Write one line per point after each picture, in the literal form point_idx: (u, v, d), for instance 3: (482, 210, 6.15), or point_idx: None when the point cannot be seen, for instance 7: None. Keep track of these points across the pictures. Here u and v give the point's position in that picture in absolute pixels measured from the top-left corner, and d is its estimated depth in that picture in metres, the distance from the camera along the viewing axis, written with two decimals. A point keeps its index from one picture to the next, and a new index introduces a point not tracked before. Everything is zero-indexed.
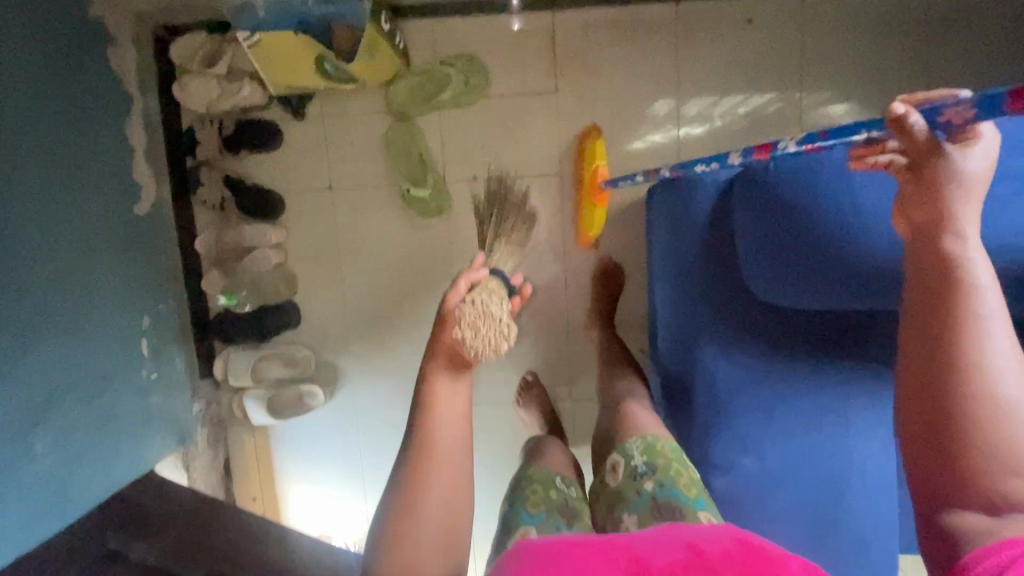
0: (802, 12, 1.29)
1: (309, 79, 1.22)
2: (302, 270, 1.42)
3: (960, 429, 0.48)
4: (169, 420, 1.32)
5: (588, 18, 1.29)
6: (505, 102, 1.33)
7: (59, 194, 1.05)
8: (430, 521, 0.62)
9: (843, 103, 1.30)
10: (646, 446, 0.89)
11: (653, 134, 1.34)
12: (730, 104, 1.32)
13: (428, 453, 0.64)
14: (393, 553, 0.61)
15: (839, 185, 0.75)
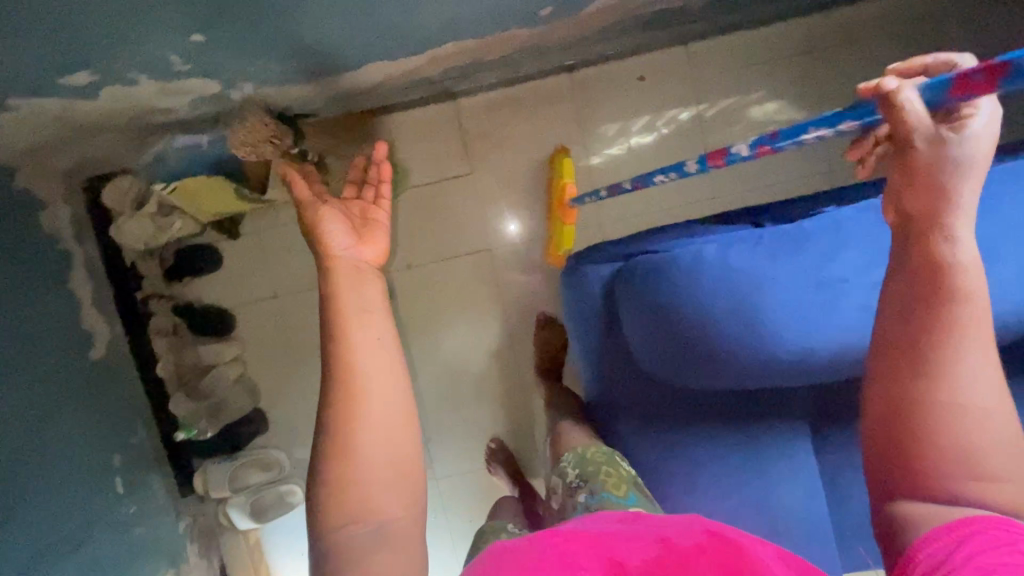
0: (688, 63, 1.37)
1: (240, 206, 1.32)
2: (262, 377, 1.48)
3: (927, 437, 0.57)
4: (158, 547, 1.35)
5: (489, 100, 1.36)
6: (425, 191, 1.40)
7: (21, 364, 1.08)
8: (371, 479, 0.61)
9: (774, 103, 1.38)
10: (579, 458, 0.95)
11: (608, 148, 1.39)
12: (671, 114, 1.38)
13: (356, 387, 0.63)
14: (346, 494, 0.60)
15: (715, 274, 0.74)
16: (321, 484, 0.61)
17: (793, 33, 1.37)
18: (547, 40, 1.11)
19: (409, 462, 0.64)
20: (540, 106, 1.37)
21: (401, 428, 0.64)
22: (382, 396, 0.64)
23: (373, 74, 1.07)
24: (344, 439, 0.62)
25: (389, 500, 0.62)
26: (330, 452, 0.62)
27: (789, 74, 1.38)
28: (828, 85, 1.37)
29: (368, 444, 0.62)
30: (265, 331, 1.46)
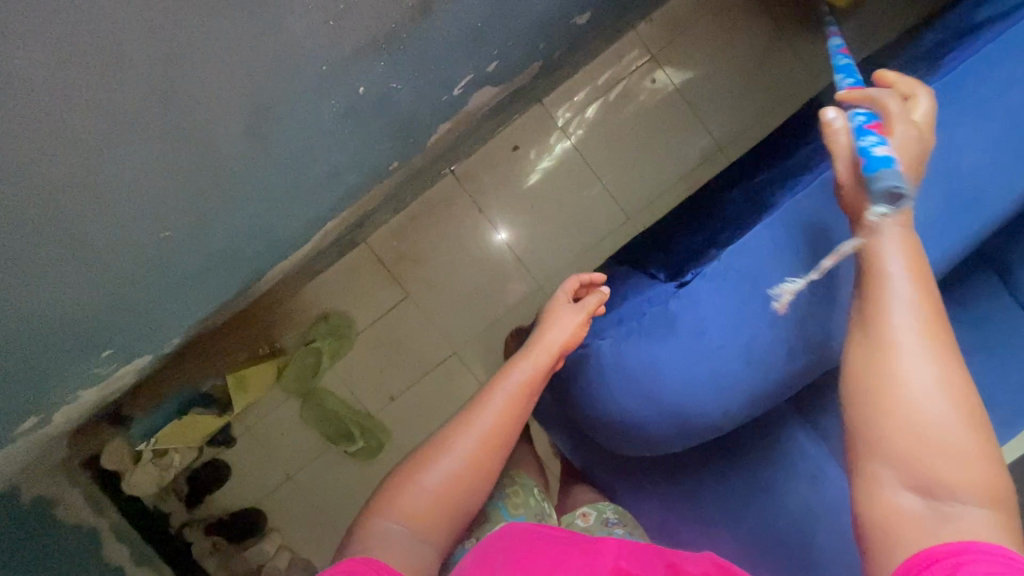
0: (549, 114, 1.45)
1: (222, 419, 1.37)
2: (312, 552, 1.54)
3: (894, 420, 0.63)
4: None
5: (393, 228, 1.45)
6: (375, 329, 1.47)
7: None
8: (435, 495, 0.73)
9: (662, 70, 1.46)
10: (615, 504, 0.99)
11: (540, 161, 1.46)
12: (578, 113, 1.46)
13: (469, 421, 0.78)
14: (408, 483, 0.74)
15: (622, 373, 0.76)
16: (397, 479, 0.75)
17: (629, 48, 1.45)
18: (414, 170, 1.19)
19: (469, 494, 0.75)
20: (440, 213, 1.46)
21: (472, 479, 0.75)
22: (477, 439, 0.77)
23: (279, 271, 1.16)
24: (434, 456, 0.76)
25: (437, 515, 0.73)
26: (423, 454, 0.77)
27: (643, 83, 1.46)
28: (684, 71, 1.46)
29: (447, 473, 0.75)
30: (296, 509, 1.53)
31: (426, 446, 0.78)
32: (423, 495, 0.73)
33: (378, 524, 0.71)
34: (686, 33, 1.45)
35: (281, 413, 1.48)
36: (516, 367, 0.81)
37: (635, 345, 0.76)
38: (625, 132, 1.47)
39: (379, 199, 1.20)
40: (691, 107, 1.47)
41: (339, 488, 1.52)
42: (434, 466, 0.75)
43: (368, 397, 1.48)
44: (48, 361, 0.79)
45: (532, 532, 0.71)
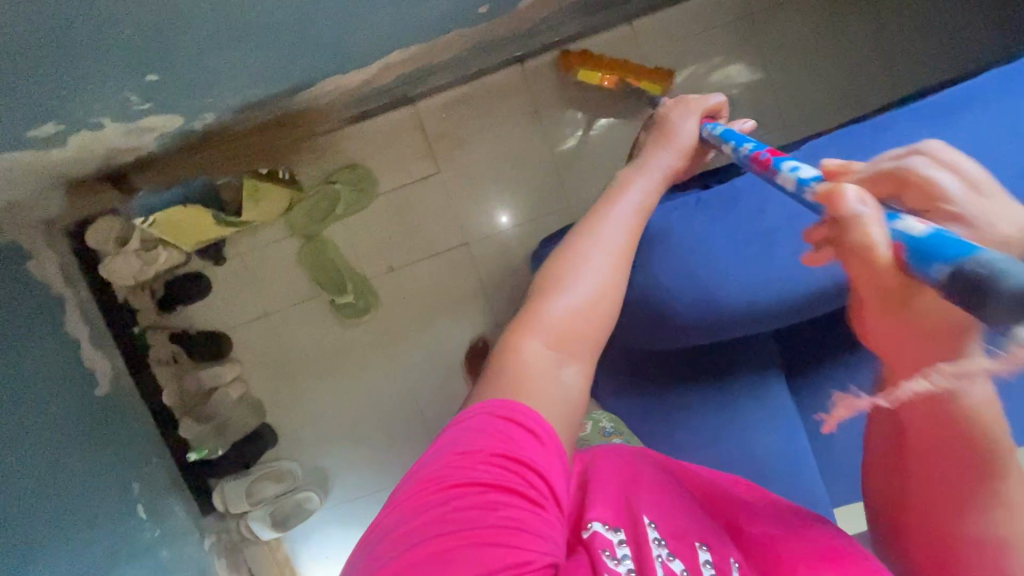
0: (630, 39, 1.42)
1: (218, 230, 1.31)
2: (266, 394, 1.53)
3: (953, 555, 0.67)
4: (187, 566, 1.40)
5: (446, 100, 1.41)
6: (396, 195, 1.44)
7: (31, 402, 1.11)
8: (582, 308, 0.72)
9: (736, 67, 1.45)
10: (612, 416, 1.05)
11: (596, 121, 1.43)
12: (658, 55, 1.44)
13: (599, 232, 0.80)
14: (534, 303, 0.72)
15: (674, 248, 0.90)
16: (532, 305, 0.72)
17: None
18: (492, 37, 1.16)
19: (607, 307, 0.74)
20: (495, 102, 1.42)
21: (616, 287, 0.75)
22: (613, 243, 0.79)
23: (333, 88, 1.12)
24: (574, 269, 0.75)
25: (584, 332, 0.71)
26: (557, 275, 0.75)
27: (732, 40, 1.44)
28: (769, 44, 1.45)
29: (592, 275, 0.75)
30: (262, 349, 1.51)
31: (555, 267, 0.77)
32: (569, 312, 0.72)
33: (528, 352, 0.67)
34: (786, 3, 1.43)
35: (278, 248, 1.44)
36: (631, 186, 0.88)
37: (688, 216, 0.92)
38: (694, 82, 1.45)
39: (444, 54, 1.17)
40: (766, 81, 1.46)
41: (312, 338, 1.50)
42: (577, 282, 0.74)
43: (368, 260, 1.46)
44: (93, 75, 0.74)
45: (624, 465, 0.85)
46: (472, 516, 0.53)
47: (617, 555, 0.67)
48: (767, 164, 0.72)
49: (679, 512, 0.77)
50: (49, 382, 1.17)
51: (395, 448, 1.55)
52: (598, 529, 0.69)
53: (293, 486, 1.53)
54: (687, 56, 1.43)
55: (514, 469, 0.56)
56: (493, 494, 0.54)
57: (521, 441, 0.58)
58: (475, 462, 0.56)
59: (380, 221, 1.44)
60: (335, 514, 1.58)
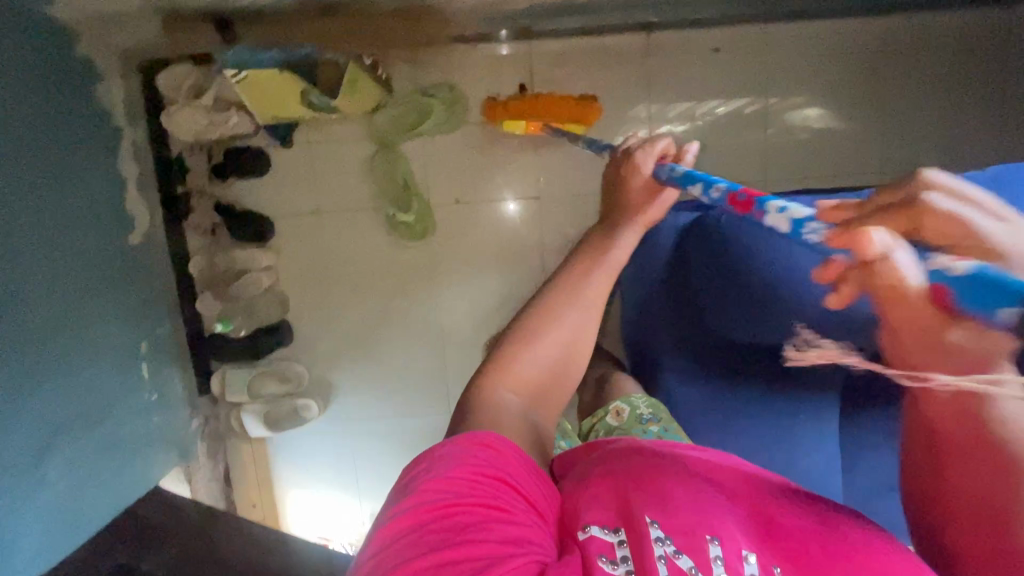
0: (766, 37, 1.35)
1: (302, 111, 1.27)
2: (293, 292, 1.47)
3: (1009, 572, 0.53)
4: (170, 439, 1.36)
5: (562, 47, 1.34)
6: (483, 128, 1.37)
7: (59, 225, 1.05)
8: (554, 356, 0.78)
9: (815, 110, 1.38)
10: (651, 401, 1.02)
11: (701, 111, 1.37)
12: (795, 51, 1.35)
13: (555, 302, 0.80)
14: (498, 366, 0.76)
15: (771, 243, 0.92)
16: (498, 362, 0.77)
17: (880, 25, 1.34)
18: None
19: (562, 373, 0.79)
20: (610, 62, 1.35)
21: (571, 355, 0.79)
22: (593, 299, 0.82)
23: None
24: (545, 324, 0.79)
25: (557, 381, 0.79)
26: (528, 329, 0.78)
27: (871, 66, 1.35)
28: (901, 83, 1.37)
29: (569, 323, 0.79)
30: (302, 246, 1.44)
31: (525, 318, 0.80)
32: (540, 361, 0.77)
33: (498, 398, 0.73)
34: (937, 46, 1.35)
35: (348, 148, 1.38)
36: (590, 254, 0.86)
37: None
38: (816, 100, 1.37)
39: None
40: (890, 121, 1.38)
41: (355, 249, 1.44)
42: (547, 336, 0.78)
43: (435, 186, 1.40)
44: None
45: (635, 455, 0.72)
46: (454, 533, 0.55)
47: (616, 558, 0.57)
48: (749, 204, 0.62)
49: (689, 494, 0.63)
50: (81, 210, 1.12)
51: (407, 381, 1.52)
52: (594, 533, 0.60)
53: (297, 390, 1.49)
54: (818, 71, 1.36)
55: (483, 485, 0.59)
56: (467, 510, 0.57)
57: (487, 459, 0.61)
58: (447, 484, 0.59)
59: (460, 150, 1.38)
60: (329, 429, 1.54)
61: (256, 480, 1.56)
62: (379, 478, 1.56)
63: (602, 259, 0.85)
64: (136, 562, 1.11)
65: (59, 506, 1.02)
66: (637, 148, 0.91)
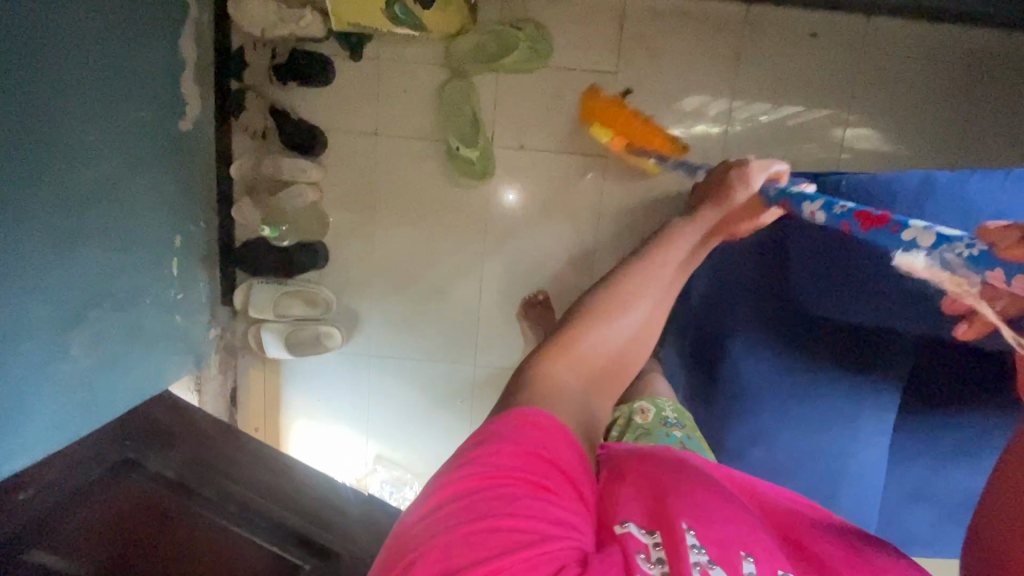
0: (865, 31, 1.31)
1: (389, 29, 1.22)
2: (334, 214, 1.41)
3: None
4: (188, 342, 1.29)
5: (657, 6, 1.30)
6: (562, 75, 1.33)
7: (117, 87, 0.98)
8: (625, 337, 0.77)
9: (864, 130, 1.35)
10: (676, 407, 1.00)
11: (786, 96, 1.34)
12: (892, 51, 1.31)
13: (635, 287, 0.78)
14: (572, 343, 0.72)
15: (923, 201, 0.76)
16: (576, 329, 0.73)
17: (980, 41, 1.31)
18: None
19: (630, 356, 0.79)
20: (704, 30, 1.31)
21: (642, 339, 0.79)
22: (659, 299, 0.80)
23: None
24: (613, 314, 0.75)
25: (605, 368, 0.75)
26: (595, 318, 0.74)
27: (966, 78, 1.32)
28: (988, 105, 1.34)
29: (631, 323, 0.77)
30: (353, 167, 1.38)
31: (599, 299, 0.77)
32: (605, 346, 0.74)
33: (558, 378, 0.67)
34: None
35: (420, 72, 1.32)
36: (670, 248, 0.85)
37: (996, 185, 0.72)
38: (903, 106, 1.34)
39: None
40: (974, 142, 1.35)
41: (407, 179, 1.39)
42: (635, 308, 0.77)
43: (502, 127, 1.35)
44: None
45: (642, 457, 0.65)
46: (501, 502, 0.48)
47: (652, 560, 0.49)
48: (884, 220, 0.61)
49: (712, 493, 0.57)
50: (142, 77, 1.04)
51: (436, 326, 1.47)
52: (632, 530, 0.52)
53: (322, 316, 1.43)
54: (910, 76, 1.32)
55: (531, 461, 0.52)
56: (513, 481, 0.50)
57: (530, 437, 0.54)
58: (492, 454, 0.52)
59: (535, 93, 1.33)
60: (349, 361, 1.48)
61: (264, 404, 1.51)
62: (392, 420, 1.52)
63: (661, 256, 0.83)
64: (142, 458, 1.04)
65: (77, 383, 0.96)
66: (751, 160, 0.89)
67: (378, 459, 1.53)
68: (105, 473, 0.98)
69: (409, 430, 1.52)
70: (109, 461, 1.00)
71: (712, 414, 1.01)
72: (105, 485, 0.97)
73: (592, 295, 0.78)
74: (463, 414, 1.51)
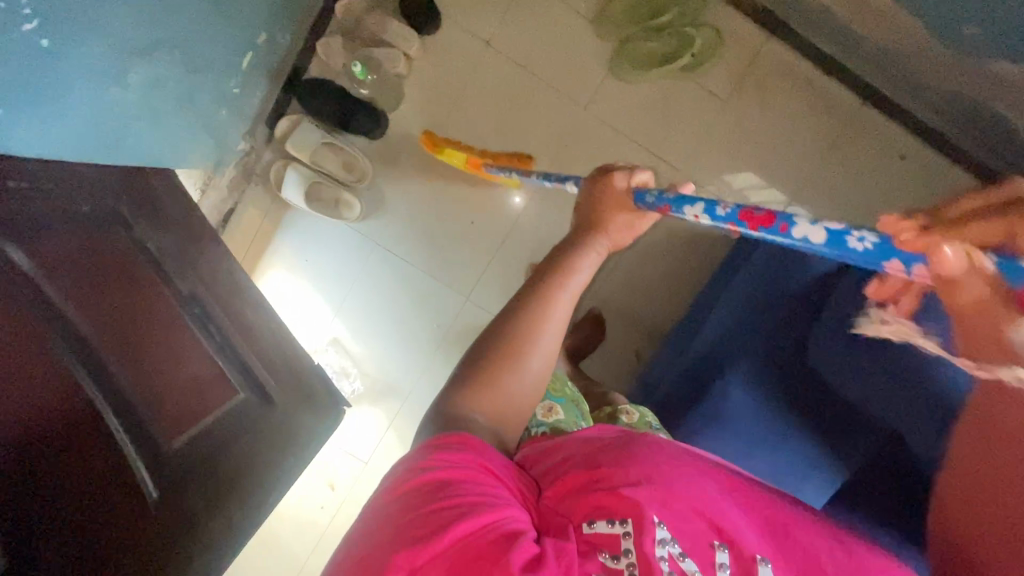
0: (952, 177, 1.36)
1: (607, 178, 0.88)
2: (411, 96, 1.39)
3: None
4: (218, 141, 1.24)
5: (788, 62, 1.36)
6: (678, 78, 1.36)
7: None
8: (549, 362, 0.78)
9: None
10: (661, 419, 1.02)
11: (858, 198, 1.38)
12: (965, 206, 1.36)
13: (541, 317, 0.77)
14: (481, 382, 0.74)
15: None
16: (489, 374, 0.74)
17: None
18: (906, 46, 1.13)
19: (530, 394, 0.77)
20: (817, 102, 1.36)
21: (543, 373, 0.78)
22: (556, 332, 0.78)
23: None
24: (518, 356, 0.75)
25: (514, 413, 0.76)
26: (493, 369, 0.74)
27: None
28: None
29: (544, 348, 0.77)
30: (450, 63, 1.37)
31: (491, 348, 0.76)
32: (521, 388, 0.76)
33: (469, 417, 0.72)
34: None
35: (556, 11, 1.35)
36: (554, 301, 0.78)
37: None
38: None
39: (881, 24, 1.13)
40: None
41: (493, 98, 1.38)
42: (533, 339, 0.76)
43: (601, 98, 1.38)
44: None
45: (600, 449, 0.69)
46: (428, 498, 0.58)
47: (617, 554, 0.57)
48: (771, 219, 0.64)
49: (690, 487, 0.63)
50: None
51: (449, 245, 1.46)
52: (599, 528, 0.59)
53: (350, 184, 1.40)
54: None
55: (458, 473, 0.60)
56: (440, 496, 0.58)
57: (460, 447, 0.63)
58: (419, 473, 0.61)
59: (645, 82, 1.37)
60: (352, 239, 1.46)
61: (253, 238, 1.45)
62: (367, 308, 1.49)
63: (567, 282, 0.80)
64: (131, 218, 0.99)
65: (115, 110, 0.91)
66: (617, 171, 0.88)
67: (331, 341, 1.50)
68: (93, 210, 0.92)
69: (376, 327, 1.50)
70: (102, 203, 0.94)
71: (681, 424, 1.05)
72: (89, 220, 0.91)
73: (491, 343, 0.76)
74: (435, 336, 1.50)
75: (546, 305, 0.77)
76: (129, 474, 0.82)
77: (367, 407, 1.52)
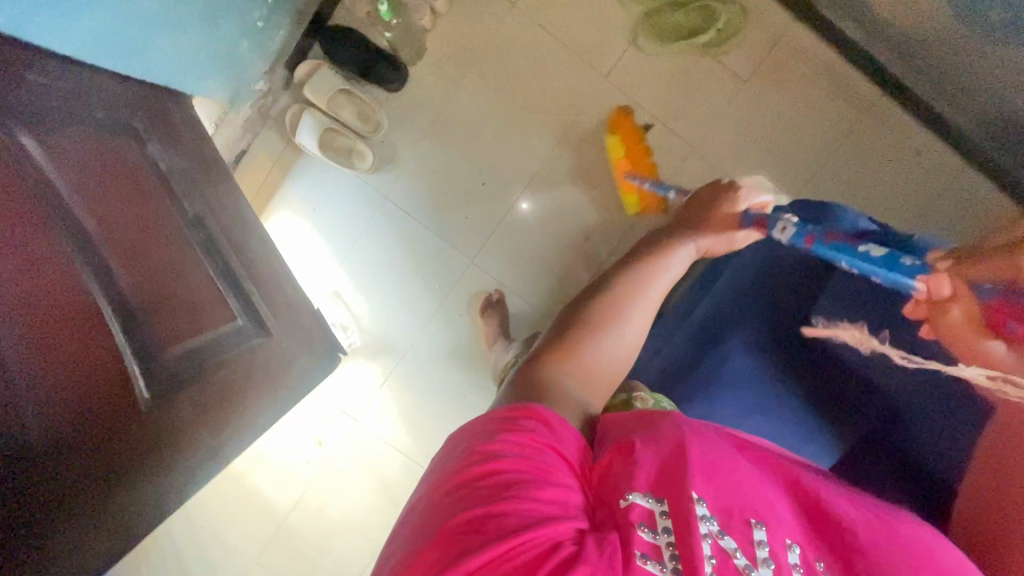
0: (963, 175, 1.36)
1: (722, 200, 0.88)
2: (432, 52, 1.40)
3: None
4: (238, 75, 1.24)
5: (808, 47, 1.37)
6: (698, 54, 1.37)
7: None
8: (628, 351, 0.78)
9: None
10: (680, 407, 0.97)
11: (869, 188, 1.37)
12: (974, 205, 1.35)
13: (635, 295, 0.79)
14: (567, 349, 0.74)
15: None
16: (579, 339, 0.74)
17: None
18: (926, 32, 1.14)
19: (616, 370, 0.77)
20: (836, 89, 1.37)
21: (632, 349, 0.78)
22: (648, 313, 0.80)
23: None
24: (611, 327, 0.76)
25: (600, 383, 0.75)
26: (583, 336, 0.75)
27: None
28: None
29: (628, 335, 0.77)
30: (474, 22, 1.39)
31: (584, 318, 0.76)
32: (609, 358, 0.76)
33: (556, 373, 0.70)
34: None
35: None
36: (653, 282, 0.81)
37: None
38: None
39: (904, 8, 1.14)
40: None
41: (514, 60, 1.40)
42: (628, 314, 0.78)
43: (621, 69, 1.39)
44: None
45: (629, 424, 0.65)
46: (493, 491, 0.53)
47: (657, 530, 0.53)
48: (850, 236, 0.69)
49: (722, 464, 0.60)
50: None
51: (456, 203, 1.45)
52: (637, 502, 0.54)
53: (365, 135, 1.40)
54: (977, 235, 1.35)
55: (527, 466, 0.55)
56: (505, 492, 0.52)
57: (530, 434, 0.58)
58: (481, 461, 0.55)
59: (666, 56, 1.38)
60: (361, 189, 1.45)
61: (262, 180, 1.45)
62: (370, 260, 1.48)
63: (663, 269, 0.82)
64: (146, 132, 0.99)
65: (147, 22, 0.90)
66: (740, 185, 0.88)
67: (331, 294, 1.49)
68: (110, 116, 0.92)
69: (377, 280, 1.49)
70: (119, 111, 0.95)
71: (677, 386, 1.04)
72: (104, 124, 0.91)
73: (580, 316, 0.77)
74: (434, 293, 1.48)
75: (643, 285, 0.80)
76: (121, 367, 0.78)
77: (361, 360, 1.51)
